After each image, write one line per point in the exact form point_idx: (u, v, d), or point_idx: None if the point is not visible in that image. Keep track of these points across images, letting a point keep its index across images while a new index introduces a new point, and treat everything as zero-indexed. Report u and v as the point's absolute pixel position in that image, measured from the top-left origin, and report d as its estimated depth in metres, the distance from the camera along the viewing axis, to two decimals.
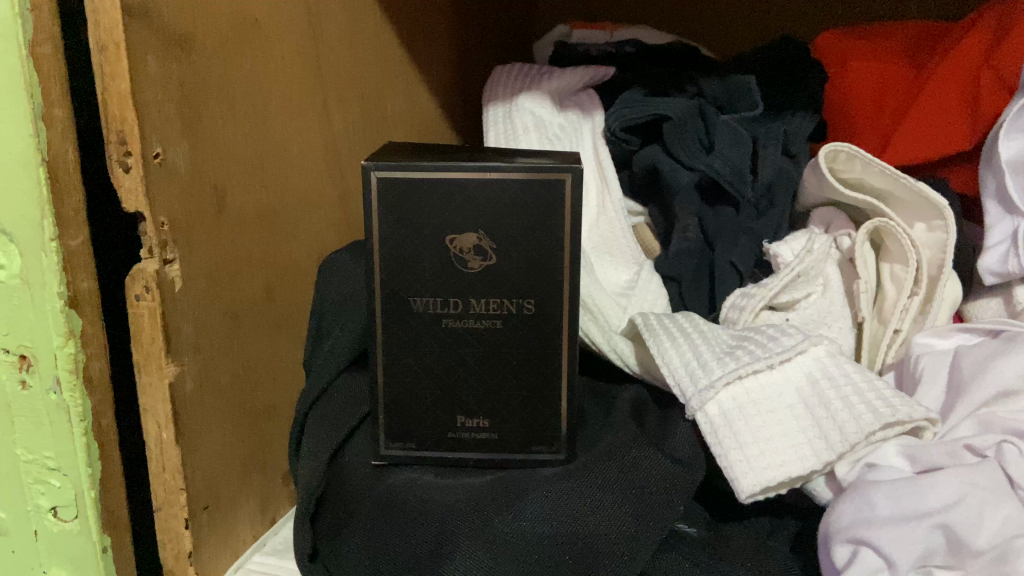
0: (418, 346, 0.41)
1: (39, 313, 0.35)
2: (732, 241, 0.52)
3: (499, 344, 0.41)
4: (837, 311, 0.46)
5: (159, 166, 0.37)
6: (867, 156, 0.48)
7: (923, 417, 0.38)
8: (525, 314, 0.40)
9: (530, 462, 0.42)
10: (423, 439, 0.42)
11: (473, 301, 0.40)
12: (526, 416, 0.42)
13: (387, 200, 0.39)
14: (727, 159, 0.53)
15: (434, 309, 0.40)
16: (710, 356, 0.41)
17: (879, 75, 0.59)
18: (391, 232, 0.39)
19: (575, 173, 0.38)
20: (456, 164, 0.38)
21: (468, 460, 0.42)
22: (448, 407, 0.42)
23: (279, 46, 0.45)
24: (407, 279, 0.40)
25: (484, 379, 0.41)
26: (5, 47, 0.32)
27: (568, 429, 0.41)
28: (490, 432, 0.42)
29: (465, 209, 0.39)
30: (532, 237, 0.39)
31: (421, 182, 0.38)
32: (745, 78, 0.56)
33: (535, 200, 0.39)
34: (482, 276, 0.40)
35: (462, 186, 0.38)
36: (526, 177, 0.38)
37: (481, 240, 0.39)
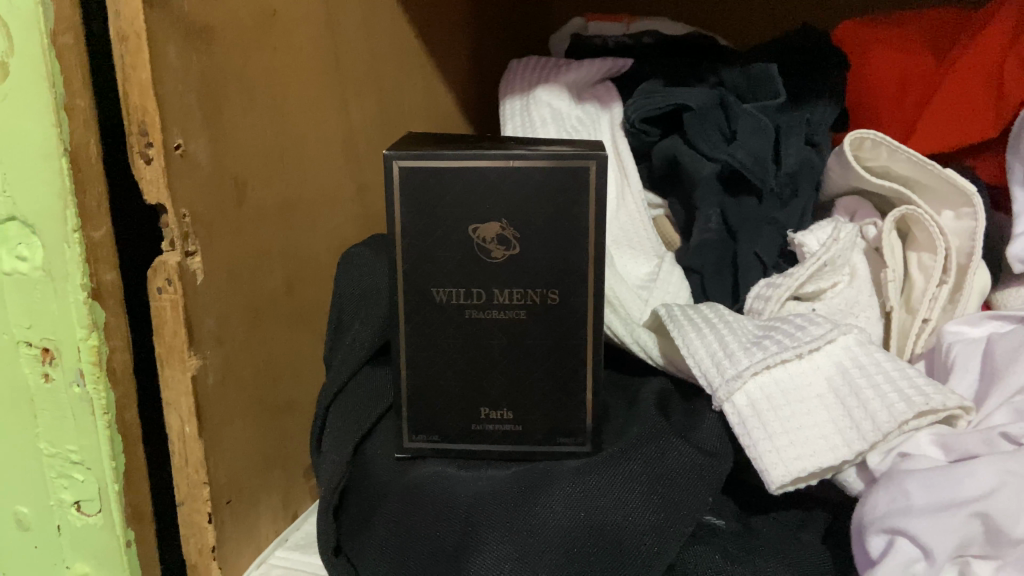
0: (442, 338, 0.40)
1: (62, 305, 0.34)
2: (756, 231, 0.51)
3: (523, 335, 0.40)
4: (864, 301, 0.45)
5: (181, 158, 0.37)
6: (893, 143, 0.47)
7: (957, 405, 0.37)
8: (550, 304, 0.40)
9: (554, 454, 0.42)
10: (446, 430, 0.42)
11: (497, 292, 0.40)
12: (550, 408, 0.41)
13: (409, 190, 0.38)
14: (750, 148, 0.51)
15: (457, 300, 0.40)
16: (737, 347, 0.40)
17: (902, 63, 0.59)
18: (413, 223, 0.39)
19: (599, 161, 0.38)
20: (479, 153, 0.38)
21: (492, 453, 0.42)
22: (471, 400, 0.41)
23: (297, 37, 0.45)
24: (430, 269, 0.39)
25: (509, 371, 0.41)
26: (27, 36, 0.31)
27: (595, 420, 0.41)
28: (514, 423, 0.41)
29: (488, 198, 0.38)
30: (556, 227, 0.39)
31: (444, 172, 0.38)
32: (767, 67, 0.54)
33: (559, 189, 0.38)
34: (506, 266, 0.39)
35: (484, 175, 0.38)
36: (548, 165, 0.38)
37: (505, 229, 0.39)
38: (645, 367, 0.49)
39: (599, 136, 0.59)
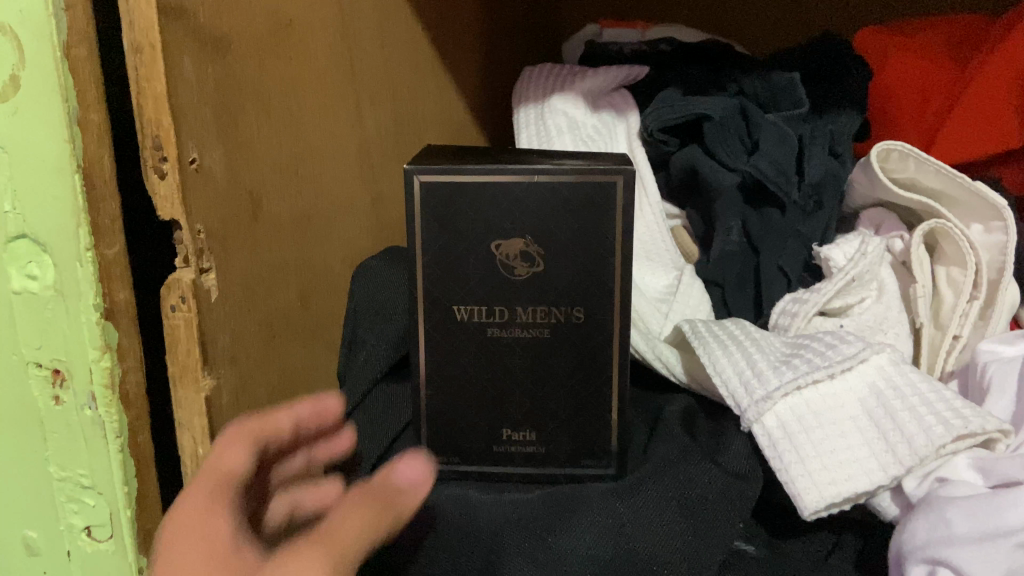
0: (463, 356, 0.39)
1: (74, 325, 0.33)
2: (780, 243, 0.50)
3: (547, 354, 0.39)
4: (894, 317, 0.44)
5: (196, 172, 0.36)
6: (921, 154, 0.46)
7: (996, 429, 0.36)
8: (575, 323, 0.39)
9: (579, 476, 0.40)
10: (467, 452, 0.40)
11: (520, 310, 0.38)
12: (574, 429, 0.40)
13: (431, 206, 0.37)
14: (772, 158, 0.50)
15: (479, 318, 0.39)
16: (766, 366, 0.39)
17: (921, 70, 0.58)
18: (435, 239, 0.38)
19: (628, 175, 0.37)
20: (504, 168, 0.37)
21: (514, 474, 0.41)
22: (493, 420, 0.40)
23: (313, 46, 0.44)
24: (452, 286, 0.38)
25: (533, 391, 0.40)
26: (40, 48, 0.30)
27: (620, 442, 0.40)
28: (537, 445, 0.40)
29: (513, 213, 0.37)
30: (582, 243, 0.38)
31: (468, 186, 0.37)
32: (789, 75, 0.54)
33: (586, 204, 0.37)
34: (530, 283, 0.38)
35: (509, 190, 0.37)
36: (575, 180, 0.37)
37: (529, 246, 0.38)
38: (666, 384, 0.48)
39: (615, 145, 0.58)
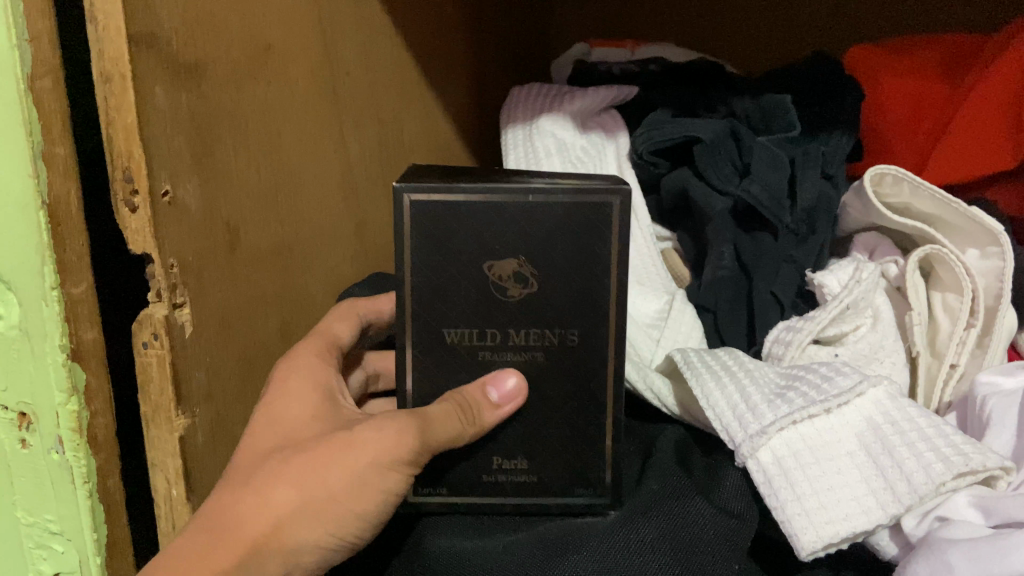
0: (451, 381, 0.38)
1: (40, 367, 0.32)
2: (773, 270, 0.49)
3: (539, 378, 0.38)
4: (890, 345, 0.43)
5: (169, 205, 0.35)
6: (915, 179, 0.45)
7: (998, 466, 0.34)
8: (569, 347, 0.38)
9: (571, 507, 0.39)
10: (455, 481, 0.39)
11: (513, 332, 0.37)
12: (567, 457, 0.39)
13: (419, 228, 0.36)
14: (765, 183, 0.49)
15: (470, 341, 0.38)
16: (759, 400, 0.38)
17: (915, 90, 0.57)
18: (424, 261, 0.37)
19: (624, 195, 0.36)
20: (497, 187, 0.36)
21: (506, 504, 0.39)
22: (483, 450, 0.39)
23: (293, 71, 0.43)
24: (441, 309, 0.37)
25: (522, 417, 0.38)
26: (2, 80, 0.29)
27: (614, 472, 0.39)
28: (529, 474, 0.39)
29: (506, 236, 0.36)
30: (577, 265, 0.37)
31: (459, 207, 0.36)
32: (780, 96, 0.52)
33: (583, 228, 0.36)
34: (524, 305, 0.37)
35: (503, 211, 0.36)
36: (571, 201, 0.36)
37: (524, 266, 0.36)
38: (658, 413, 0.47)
39: (604, 167, 0.57)
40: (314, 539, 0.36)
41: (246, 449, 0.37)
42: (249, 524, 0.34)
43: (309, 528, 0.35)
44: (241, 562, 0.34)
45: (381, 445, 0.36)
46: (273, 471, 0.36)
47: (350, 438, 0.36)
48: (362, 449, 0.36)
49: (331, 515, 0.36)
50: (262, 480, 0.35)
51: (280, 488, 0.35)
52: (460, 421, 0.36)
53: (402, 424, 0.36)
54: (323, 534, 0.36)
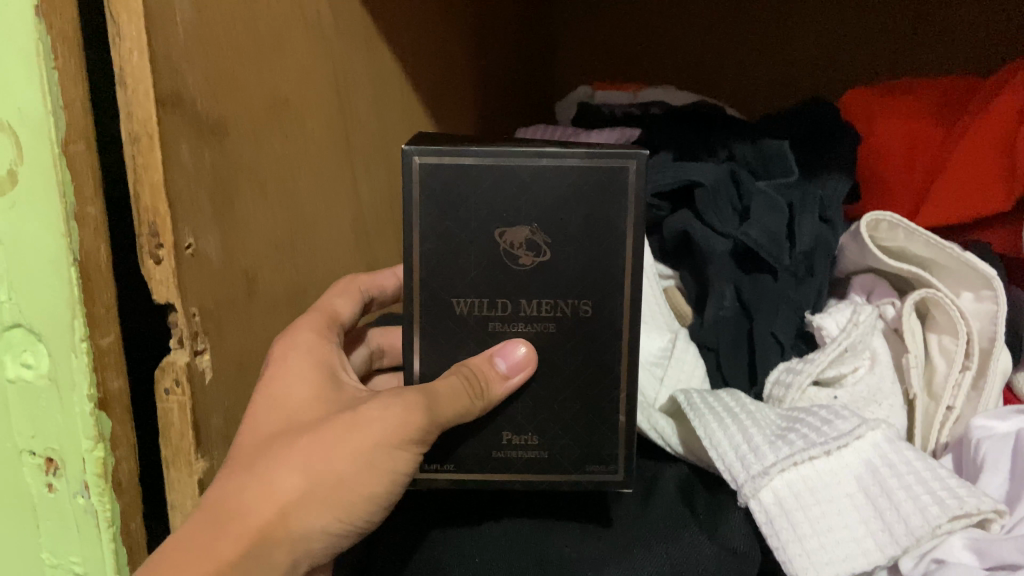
0: (461, 354, 0.39)
1: (67, 415, 0.33)
2: (773, 310, 0.50)
3: (551, 348, 0.39)
4: (887, 389, 0.44)
5: (191, 256, 0.36)
6: (910, 224, 0.47)
7: (992, 509, 0.36)
8: (582, 317, 0.38)
9: (585, 483, 0.40)
10: (463, 459, 0.40)
11: (524, 302, 0.38)
12: (578, 431, 0.40)
13: (431, 190, 0.37)
14: (764, 226, 0.50)
15: (480, 311, 0.38)
16: (761, 441, 0.39)
17: (909, 134, 0.59)
18: (433, 226, 0.38)
19: (641, 159, 0.37)
20: (509, 151, 0.37)
21: (515, 482, 0.40)
22: (494, 423, 0.39)
23: (309, 122, 0.45)
24: (450, 278, 0.38)
25: (533, 388, 0.39)
26: (37, 144, 0.31)
27: (627, 445, 0.40)
28: (540, 449, 0.40)
29: (518, 199, 0.37)
30: (591, 232, 0.37)
31: (470, 169, 0.37)
32: (779, 143, 0.55)
33: (597, 190, 0.37)
34: (533, 274, 0.38)
35: (515, 174, 0.37)
36: (585, 162, 0.37)
37: (535, 235, 0.37)
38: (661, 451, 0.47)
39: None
40: (321, 525, 0.36)
41: (249, 432, 0.38)
42: (257, 510, 0.35)
43: (316, 514, 0.36)
44: (246, 552, 0.34)
45: (387, 425, 0.36)
46: (278, 455, 0.36)
47: (352, 419, 0.37)
48: (367, 428, 0.36)
49: (339, 500, 0.36)
50: (266, 464, 0.36)
51: (285, 472, 0.36)
52: (467, 396, 0.36)
53: (409, 401, 0.36)
54: (330, 519, 0.36)
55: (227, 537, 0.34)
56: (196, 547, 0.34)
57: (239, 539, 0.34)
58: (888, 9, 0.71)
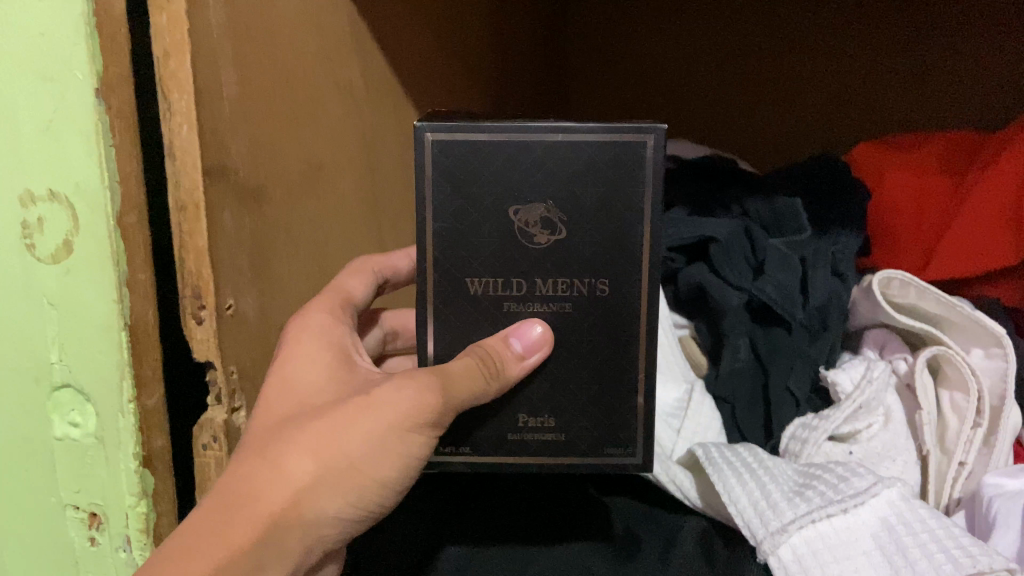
0: (476, 334, 0.37)
1: (112, 472, 0.35)
2: (788, 366, 0.51)
3: (569, 330, 0.37)
4: (902, 444, 0.45)
5: (231, 317, 0.38)
6: (921, 283, 0.49)
7: (1004, 567, 0.36)
8: (600, 296, 0.37)
9: (601, 467, 0.39)
10: (479, 443, 0.38)
11: (538, 282, 0.36)
12: (597, 414, 0.38)
13: (443, 166, 0.36)
14: (779, 283, 0.52)
15: (494, 291, 0.37)
16: (779, 497, 0.41)
17: (917, 188, 0.60)
18: (446, 204, 0.36)
19: (659, 133, 0.35)
20: (524, 126, 0.35)
21: (532, 465, 0.38)
22: (508, 406, 0.38)
23: (342, 183, 0.47)
24: (464, 257, 0.37)
25: (550, 368, 0.37)
26: (94, 217, 0.33)
27: (645, 428, 0.38)
28: (557, 432, 0.38)
29: (534, 176, 0.35)
30: (611, 205, 0.36)
31: (484, 146, 0.35)
32: (792, 202, 0.56)
33: (614, 164, 0.35)
34: (548, 252, 0.36)
35: (531, 149, 0.35)
36: (605, 134, 0.35)
37: (550, 212, 0.36)
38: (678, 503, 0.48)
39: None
40: (333, 509, 0.35)
41: (261, 416, 0.36)
42: (269, 496, 0.34)
43: (328, 498, 0.35)
44: (261, 538, 0.33)
45: (400, 408, 0.35)
46: (288, 437, 0.35)
47: (365, 403, 0.35)
48: (383, 411, 0.35)
49: (353, 484, 0.35)
50: (277, 449, 0.34)
51: (296, 457, 0.34)
52: (482, 377, 0.35)
53: (423, 382, 0.35)
54: (342, 504, 0.35)
55: (239, 523, 0.33)
56: (208, 531, 0.33)
57: (251, 526, 0.33)
58: (891, 67, 0.74)
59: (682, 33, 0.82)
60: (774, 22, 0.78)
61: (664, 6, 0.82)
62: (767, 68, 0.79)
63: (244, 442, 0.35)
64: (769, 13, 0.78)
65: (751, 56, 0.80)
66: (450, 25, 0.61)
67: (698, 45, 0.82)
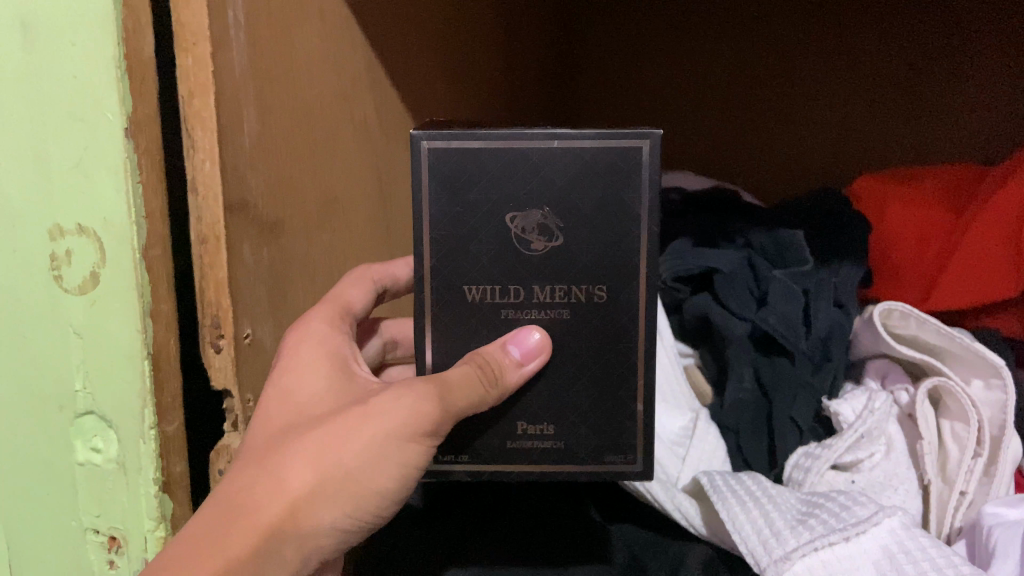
0: (473, 340, 0.38)
1: (132, 496, 0.37)
2: (791, 395, 0.51)
3: (566, 335, 0.38)
4: (902, 473, 0.47)
5: (248, 346, 0.39)
6: (921, 315, 0.50)
7: None
8: (597, 303, 0.38)
9: (602, 473, 0.40)
10: (479, 450, 0.39)
11: (536, 289, 0.37)
12: (595, 421, 0.39)
13: (439, 173, 0.37)
14: (782, 314, 0.52)
15: (493, 298, 0.38)
16: (783, 526, 0.41)
17: (918, 220, 0.61)
18: (444, 212, 0.37)
19: (654, 139, 0.36)
20: (519, 135, 0.37)
21: (532, 472, 0.39)
22: (507, 414, 0.39)
23: (355, 216, 0.48)
24: (462, 266, 0.38)
25: (549, 378, 0.39)
26: (120, 250, 0.34)
27: (645, 436, 0.39)
28: (556, 440, 0.39)
29: (530, 181, 0.37)
30: (605, 213, 0.37)
31: (480, 152, 0.37)
32: (794, 234, 0.57)
33: (610, 172, 0.37)
34: (546, 259, 0.37)
35: (525, 155, 0.37)
36: (599, 142, 0.36)
37: (547, 219, 0.37)
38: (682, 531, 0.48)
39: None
40: (330, 520, 0.35)
41: (261, 427, 0.37)
42: (268, 505, 0.34)
43: (327, 508, 0.35)
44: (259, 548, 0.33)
45: (399, 417, 0.35)
46: (286, 448, 0.35)
47: (362, 410, 0.36)
48: (380, 420, 0.35)
49: (351, 492, 0.35)
50: (276, 459, 0.35)
51: (294, 466, 0.34)
52: (481, 385, 0.35)
53: (421, 391, 0.35)
54: (340, 514, 0.35)
55: (238, 533, 0.33)
56: (204, 541, 0.33)
57: (248, 535, 0.33)
58: (893, 101, 0.75)
59: (687, 69, 0.84)
60: (775, 57, 0.80)
61: (669, 43, 0.85)
62: (770, 102, 0.81)
63: (243, 453, 0.36)
64: (771, 48, 0.80)
65: (756, 90, 0.82)
66: (460, 62, 0.63)
67: (702, 80, 0.84)
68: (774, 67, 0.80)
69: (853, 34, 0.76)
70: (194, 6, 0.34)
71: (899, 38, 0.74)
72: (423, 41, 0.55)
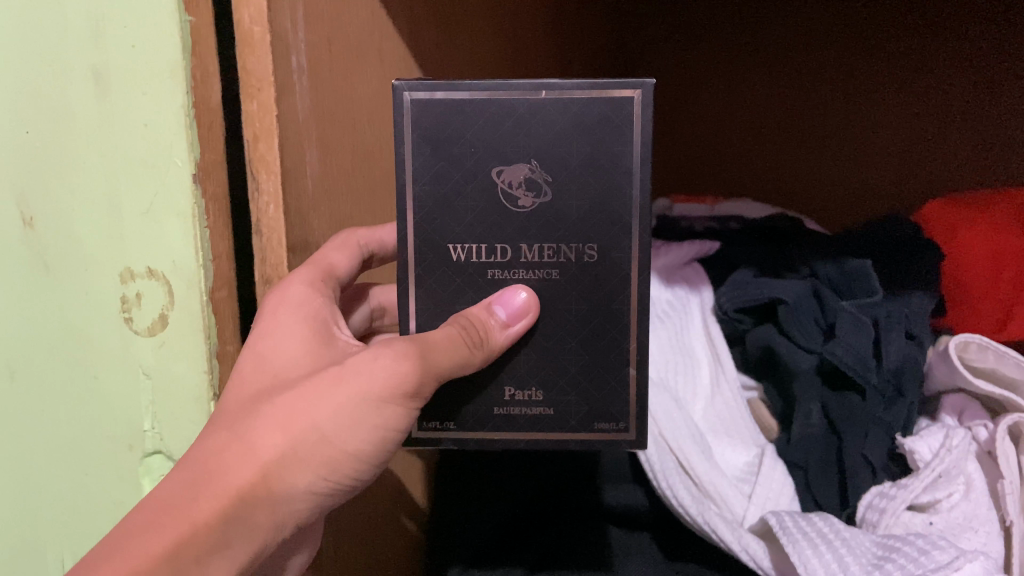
0: (460, 303, 0.37)
1: None
2: (863, 430, 0.49)
3: (552, 297, 0.36)
4: (983, 514, 0.44)
5: None
6: (1000, 347, 0.49)
7: None
8: (588, 262, 0.36)
9: (592, 440, 0.38)
10: (465, 417, 0.38)
11: (525, 247, 0.36)
12: (586, 388, 0.37)
13: (422, 129, 0.35)
14: (851, 345, 0.51)
15: (479, 258, 0.36)
16: (859, 570, 0.40)
17: (993, 241, 0.57)
18: (426, 167, 0.35)
19: (646, 89, 0.34)
20: (506, 84, 0.35)
21: (519, 442, 0.38)
22: (494, 378, 0.37)
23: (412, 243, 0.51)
24: (443, 226, 0.36)
25: (534, 343, 0.37)
26: (187, 296, 0.36)
27: (637, 403, 0.38)
28: (546, 406, 0.38)
29: (517, 137, 0.35)
30: (593, 169, 0.35)
31: (465, 105, 0.35)
32: (862, 262, 0.54)
33: (602, 124, 0.35)
34: (535, 216, 0.35)
35: (514, 108, 0.35)
36: (588, 93, 0.34)
37: (534, 173, 0.35)
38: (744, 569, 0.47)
39: (690, 402, 0.55)
40: (306, 482, 0.33)
41: (235, 392, 0.35)
42: (232, 477, 0.32)
43: (299, 472, 0.32)
44: (204, 525, 0.31)
45: (376, 377, 0.33)
46: (259, 417, 0.33)
47: (338, 372, 0.34)
48: (354, 381, 0.33)
49: (321, 456, 0.33)
50: (248, 425, 0.33)
51: (264, 431, 0.33)
52: (465, 346, 0.34)
53: (400, 350, 0.34)
54: (314, 476, 0.33)
55: (205, 498, 0.32)
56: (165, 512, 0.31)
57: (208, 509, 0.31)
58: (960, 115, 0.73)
59: (747, 90, 0.84)
60: (840, 79, 0.79)
61: (728, 64, 0.85)
62: (832, 123, 0.80)
63: (213, 420, 0.34)
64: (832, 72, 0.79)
65: (818, 109, 0.80)
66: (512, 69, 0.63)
67: (765, 100, 0.83)
68: (835, 87, 0.79)
69: (915, 52, 0.74)
70: (261, 54, 0.34)
71: (960, 53, 0.72)
72: (474, 47, 0.55)
